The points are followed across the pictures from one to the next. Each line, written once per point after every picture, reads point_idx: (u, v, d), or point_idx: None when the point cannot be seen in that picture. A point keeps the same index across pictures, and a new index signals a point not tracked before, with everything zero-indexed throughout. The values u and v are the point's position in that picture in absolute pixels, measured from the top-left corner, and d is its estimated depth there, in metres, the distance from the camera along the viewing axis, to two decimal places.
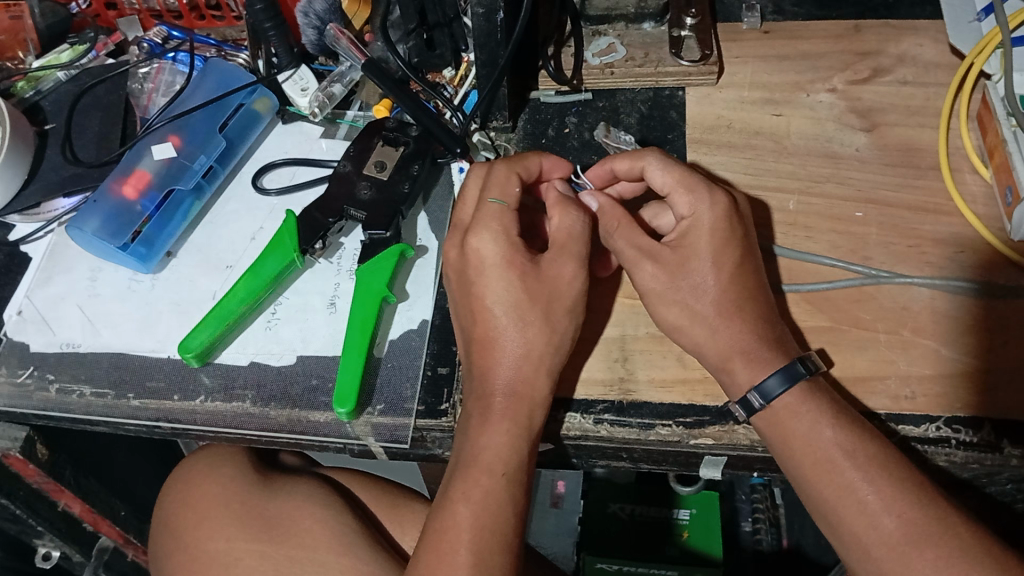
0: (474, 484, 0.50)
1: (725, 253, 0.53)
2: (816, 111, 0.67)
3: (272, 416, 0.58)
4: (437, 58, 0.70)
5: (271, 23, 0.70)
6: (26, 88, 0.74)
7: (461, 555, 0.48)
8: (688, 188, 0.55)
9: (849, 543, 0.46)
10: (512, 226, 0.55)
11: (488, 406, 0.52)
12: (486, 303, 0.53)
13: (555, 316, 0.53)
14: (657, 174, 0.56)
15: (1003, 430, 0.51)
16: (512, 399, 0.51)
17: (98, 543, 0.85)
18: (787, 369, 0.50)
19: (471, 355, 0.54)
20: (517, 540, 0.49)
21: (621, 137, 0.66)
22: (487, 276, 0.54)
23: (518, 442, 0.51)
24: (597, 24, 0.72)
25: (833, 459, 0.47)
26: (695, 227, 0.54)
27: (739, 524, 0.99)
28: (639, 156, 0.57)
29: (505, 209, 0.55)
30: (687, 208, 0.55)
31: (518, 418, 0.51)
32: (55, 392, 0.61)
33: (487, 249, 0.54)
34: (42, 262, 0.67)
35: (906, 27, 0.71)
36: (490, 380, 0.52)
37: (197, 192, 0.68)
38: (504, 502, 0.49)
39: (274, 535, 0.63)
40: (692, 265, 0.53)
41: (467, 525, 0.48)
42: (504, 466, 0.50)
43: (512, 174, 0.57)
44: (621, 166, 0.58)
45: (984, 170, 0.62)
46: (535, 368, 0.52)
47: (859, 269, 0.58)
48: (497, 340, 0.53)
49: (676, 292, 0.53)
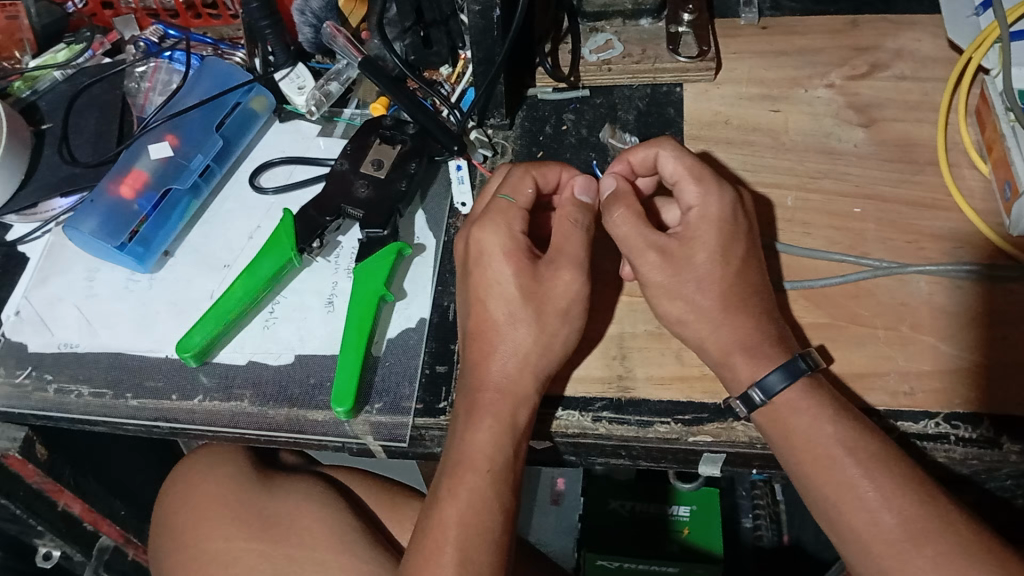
0: (460, 482, 0.50)
1: (732, 244, 0.53)
2: (814, 107, 0.67)
3: (270, 415, 0.58)
4: (434, 55, 0.71)
5: (268, 22, 0.71)
6: (23, 88, 0.74)
7: (448, 550, 0.48)
8: (697, 178, 0.55)
9: (849, 540, 0.46)
10: (519, 224, 0.55)
11: (475, 401, 0.52)
12: (482, 295, 0.55)
13: (548, 314, 0.53)
14: (669, 162, 0.56)
15: (1003, 426, 0.51)
16: (505, 396, 0.52)
17: (98, 542, 0.85)
18: (788, 365, 0.50)
19: (468, 348, 0.55)
20: (506, 539, 0.49)
21: (626, 138, 0.66)
22: (486, 269, 0.55)
23: (504, 439, 0.51)
24: (594, 21, 0.72)
25: (833, 455, 0.47)
26: (703, 217, 0.54)
27: (740, 520, 0.99)
28: (654, 143, 0.57)
29: (514, 206, 0.56)
30: (695, 199, 0.55)
31: (501, 416, 0.51)
32: (53, 393, 0.60)
33: (488, 240, 0.55)
34: (40, 261, 0.67)
35: (904, 21, 0.71)
36: (481, 375, 0.53)
37: (194, 191, 0.67)
38: (491, 498, 0.49)
39: (273, 534, 0.63)
40: (698, 257, 0.53)
41: (453, 522, 0.49)
42: (489, 463, 0.50)
43: (527, 175, 0.57)
44: (636, 158, 0.57)
45: (982, 165, 0.62)
46: (530, 365, 0.53)
47: (869, 264, 0.58)
48: (494, 334, 0.54)
49: (682, 285, 0.53)
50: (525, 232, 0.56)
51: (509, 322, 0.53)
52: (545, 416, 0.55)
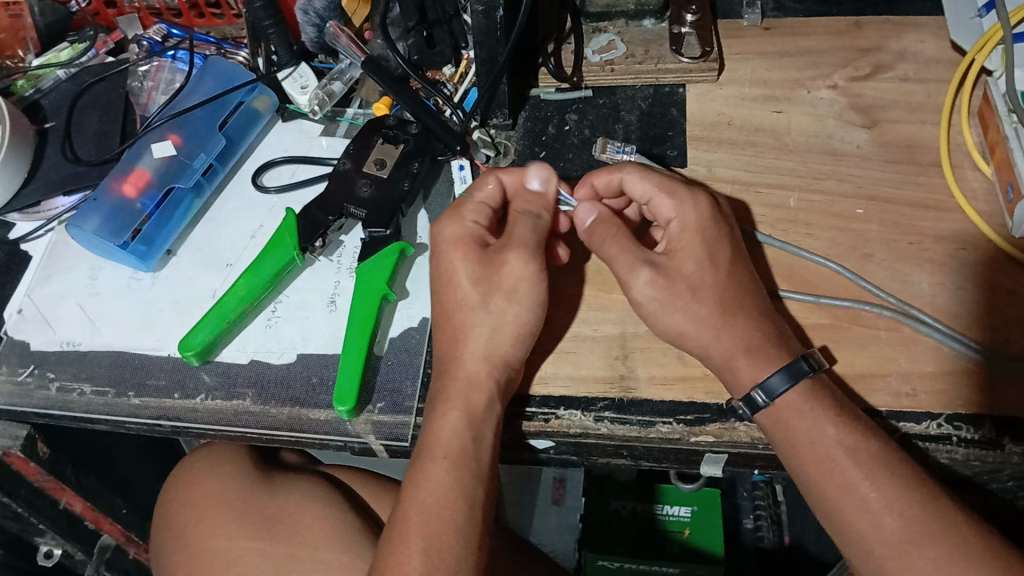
0: (420, 470, 0.51)
1: (719, 247, 0.54)
2: (816, 108, 0.67)
3: (272, 414, 0.58)
4: (437, 55, 0.71)
5: (270, 21, 0.70)
6: (26, 87, 0.75)
7: (412, 539, 0.48)
8: (668, 191, 0.55)
9: (851, 541, 0.46)
10: (472, 215, 0.57)
11: (438, 393, 0.53)
12: (444, 288, 0.56)
13: (513, 304, 0.54)
14: (636, 183, 0.56)
15: (1004, 427, 0.51)
16: (459, 383, 0.52)
17: (99, 541, 0.85)
18: (791, 367, 0.50)
19: (439, 341, 0.55)
20: (475, 530, 0.49)
21: (618, 152, 0.65)
22: (440, 258, 0.56)
23: (463, 427, 0.51)
24: (596, 21, 0.72)
25: (834, 457, 0.47)
26: (683, 228, 0.54)
27: (740, 521, 0.99)
28: (616, 168, 0.57)
29: (470, 201, 0.57)
30: (672, 211, 0.55)
31: (459, 404, 0.52)
32: (56, 391, 0.61)
33: (444, 232, 0.56)
34: (42, 260, 0.67)
35: (907, 23, 0.71)
36: (446, 366, 0.54)
37: (197, 190, 0.68)
38: (450, 486, 0.50)
39: (275, 533, 0.63)
40: (687, 267, 0.53)
41: (415, 511, 0.49)
42: (445, 450, 0.51)
43: (492, 174, 0.58)
44: (600, 180, 0.58)
45: (985, 167, 0.62)
46: (494, 359, 0.53)
47: (867, 287, 0.57)
48: (461, 328, 0.54)
49: (676, 298, 0.52)
50: (482, 223, 0.57)
51: (479, 309, 0.54)
52: (514, 413, 0.56)
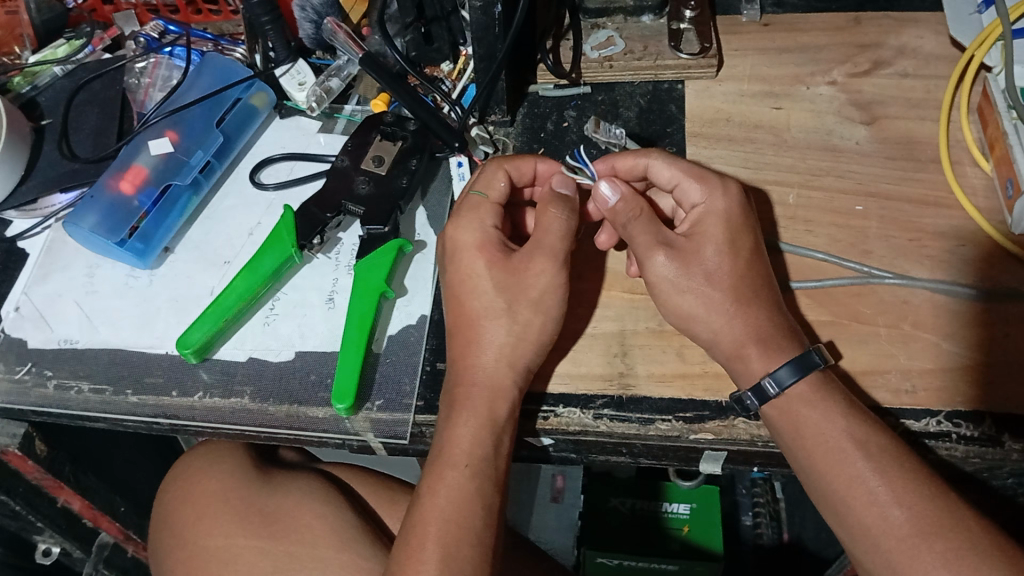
0: (440, 478, 0.50)
1: (740, 237, 0.54)
2: (816, 104, 0.67)
3: (271, 411, 0.58)
4: (435, 52, 0.70)
5: (268, 18, 0.70)
6: (22, 84, 0.74)
7: (428, 547, 0.48)
8: (698, 177, 0.55)
9: (858, 535, 0.46)
10: (490, 219, 0.57)
11: (454, 397, 0.53)
12: (460, 292, 0.56)
13: (518, 305, 0.54)
14: (662, 169, 0.57)
15: (1004, 424, 0.51)
16: (479, 390, 0.52)
17: (98, 539, 0.85)
18: (801, 359, 0.50)
19: (453, 343, 0.55)
20: (486, 534, 0.49)
21: (611, 130, 0.65)
22: (458, 263, 0.56)
23: (483, 434, 0.51)
24: (596, 17, 0.71)
25: (845, 449, 0.47)
26: (709, 213, 0.54)
27: (740, 517, 0.99)
28: (643, 153, 0.57)
29: (486, 201, 0.57)
30: (700, 198, 0.55)
31: (480, 411, 0.51)
32: (53, 389, 0.60)
33: (462, 235, 0.56)
34: (40, 257, 0.67)
35: (907, 19, 0.71)
36: (460, 371, 0.54)
37: (195, 187, 0.67)
38: (469, 493, 0.50)
39: (274, 531, 0.63)
40: (706, 251, 0.53)
41: (434, 518, 0.49)
42: (467, 458, 0.51)
43: (501, 169, 0.58)
44: (623, 164, 0.58)
45: (985, 163, 0.61)
46: (506, 360, 0.53)
47: (852, 266, 0.58)
48: (477, 331, 0.54)
49: (692, 280, 0.52)
50: (498, 225, 0.57)
51: (485, 316, 0.54)
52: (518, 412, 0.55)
